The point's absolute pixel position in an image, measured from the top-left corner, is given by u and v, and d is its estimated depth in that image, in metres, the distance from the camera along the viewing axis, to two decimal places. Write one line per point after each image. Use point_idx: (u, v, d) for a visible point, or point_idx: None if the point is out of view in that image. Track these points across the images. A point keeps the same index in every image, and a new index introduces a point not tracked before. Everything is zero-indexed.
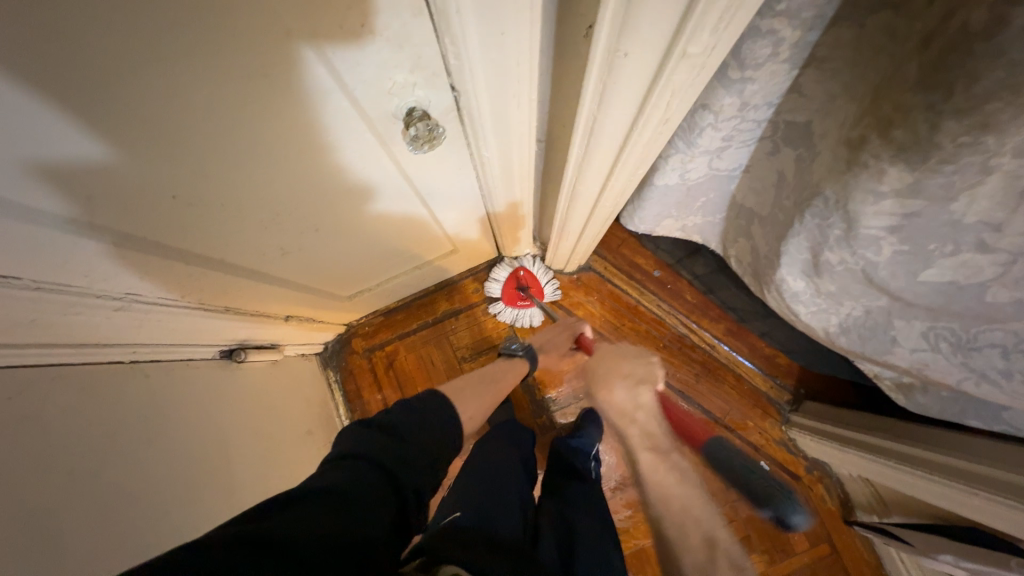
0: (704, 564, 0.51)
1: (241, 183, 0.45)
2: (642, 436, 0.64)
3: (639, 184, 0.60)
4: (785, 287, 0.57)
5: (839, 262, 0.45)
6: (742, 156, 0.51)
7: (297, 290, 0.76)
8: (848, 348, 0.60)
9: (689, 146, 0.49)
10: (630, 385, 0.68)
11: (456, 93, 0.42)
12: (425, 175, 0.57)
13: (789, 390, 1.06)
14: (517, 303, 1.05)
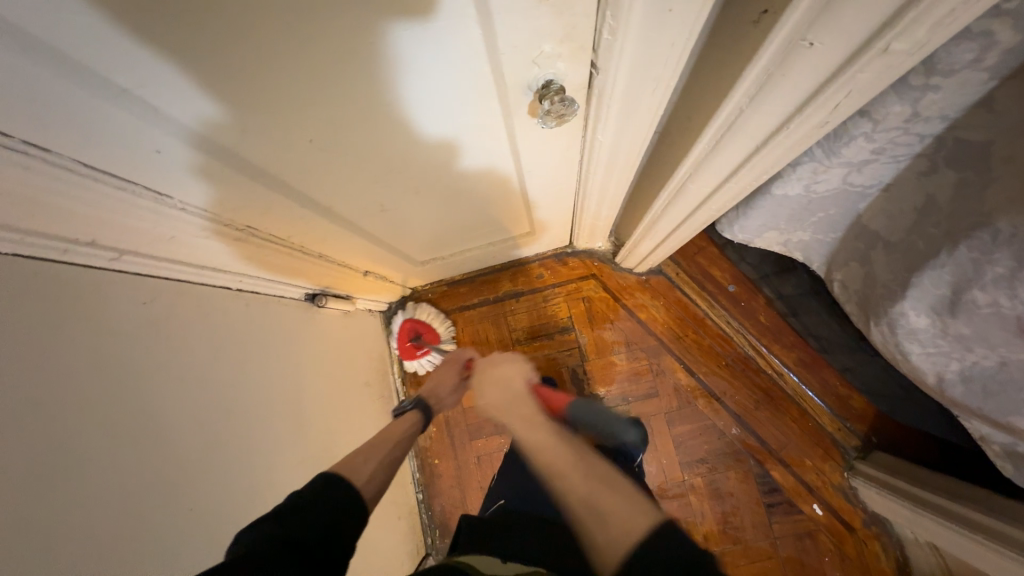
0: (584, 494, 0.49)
1: (368, 139, 0.47)
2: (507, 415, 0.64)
3: (754, 191, 0.56)
4: (903, 323, 0.52)
5: (988, 305, 0.40)
6: (887, 174, 0.46)
7: (379, 247, 0.79)
8: (963, 400, 0.55)
9: (828, 156, 0.46)
10: (496, 380, 0.71)
11: (592, 70, 0.41)
12: (535, 152, 0.56)
13: (859, 436, 0.98)
14: (417, 355, 1.04)
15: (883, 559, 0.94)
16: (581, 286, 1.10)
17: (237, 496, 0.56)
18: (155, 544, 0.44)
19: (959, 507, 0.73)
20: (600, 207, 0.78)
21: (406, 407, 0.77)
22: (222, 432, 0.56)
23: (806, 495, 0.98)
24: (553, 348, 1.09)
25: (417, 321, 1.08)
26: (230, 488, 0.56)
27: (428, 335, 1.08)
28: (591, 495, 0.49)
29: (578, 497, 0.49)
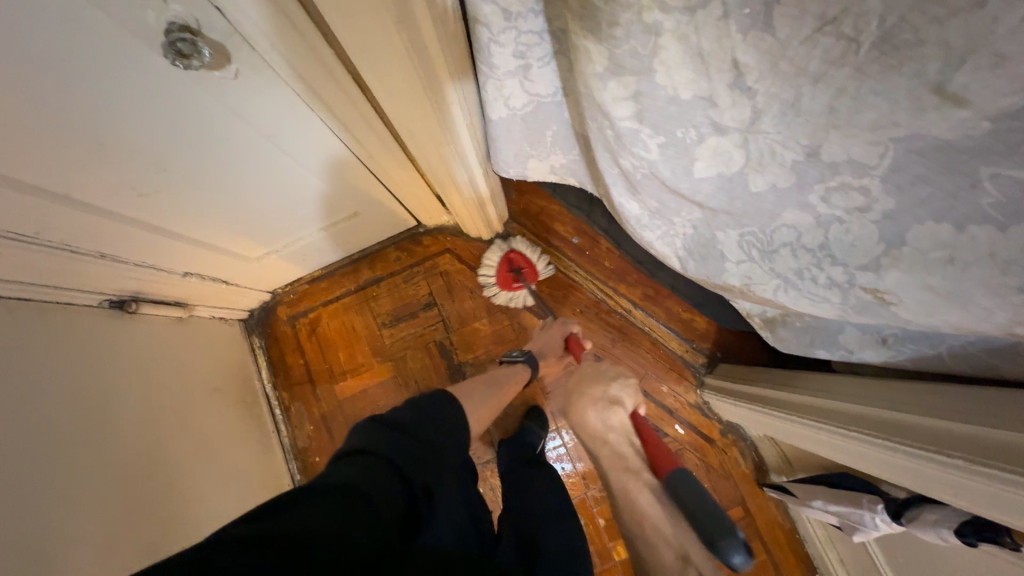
0: None
1: (46, 94, 0.46)
2: (614, 456, 0.65)
3: (478, 120, 0.61)
4: (626, 214, 0.59)
5: (634, 169, 0.48)
6: (552, 76, 0.52)
7: (189, 243, 0.79)
8: (697, 273, 0.63)
9: (491, 69, 0.50)
10: (600, 406, 0.70)
11: (224, 14, 0.46)
12: (257, 102, 0.58)
13: (705, 353, 1.05)
14: (512, 286, 1.07)
15: (743, 463, 1.01)
16: (437, 261, 1.13)
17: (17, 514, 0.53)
18: None
19: (766, 391, 0.79)
20: (401, 169, 0.81)
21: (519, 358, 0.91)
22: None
23: (669, 418, 1.04)
24: (420, 325, 1.11)
25: (517, 255, 1.07)
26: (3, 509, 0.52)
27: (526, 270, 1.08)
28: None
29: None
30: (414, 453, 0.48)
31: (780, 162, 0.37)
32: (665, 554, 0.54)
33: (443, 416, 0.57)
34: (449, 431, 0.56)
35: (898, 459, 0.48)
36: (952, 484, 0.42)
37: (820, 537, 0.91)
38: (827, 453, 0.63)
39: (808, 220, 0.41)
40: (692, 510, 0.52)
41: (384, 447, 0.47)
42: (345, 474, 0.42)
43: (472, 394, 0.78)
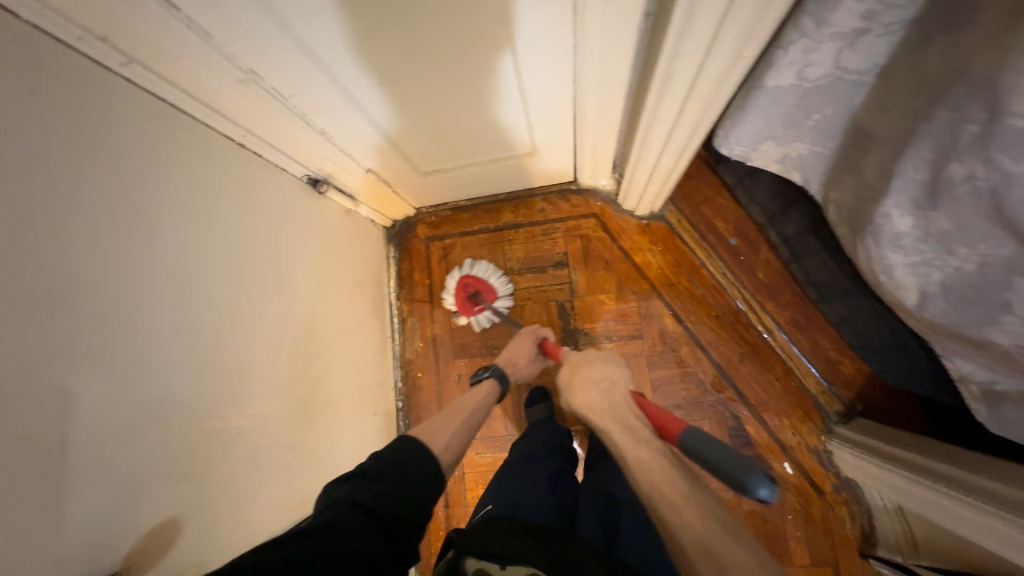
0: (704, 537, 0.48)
1: None
2: (623, 431, 0.62)
3: (747, 85, 0.56)
4: (886, 229, 0.52)
5: (964, 182, 0.41)
6: (879, 50, 0.46)
7: (385, 141, 0.82)
8: (939, 318, 0.54)
9: (818, 26, 0.45)
10: (599, 384, 0.69)
11: None
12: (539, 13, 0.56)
13: (842, 401, 0.95)
14: (472, 311, 1.06)
15: (848, 526, 0.93)
16: (580, 222, 1.10)
17: (214, 351, 0.59)
18: (123, 335, 0.48)
19: (943, 468, 0.68)
20: (602, 125, 0.78)
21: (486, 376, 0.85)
22: (192, 282, 0.56)
23: (779, 453, 0.97)
24: (546, 281, 1.10)
25: (473, 278, 1.08)
26: (205, 334, 0.58)
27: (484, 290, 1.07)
28: (705, 537, 0.48)
29: (695, 540, 0.48)
30: (383, 494, 0.53)
31: None
32: (690, 516, 0.50)
33: (415, 454, 0.60)
34: (422, 471, 0.59)
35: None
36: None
37: None
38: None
39: None
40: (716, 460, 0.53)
41: (357, 493, 0.52)
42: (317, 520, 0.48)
43: (441, 424, 0.70)
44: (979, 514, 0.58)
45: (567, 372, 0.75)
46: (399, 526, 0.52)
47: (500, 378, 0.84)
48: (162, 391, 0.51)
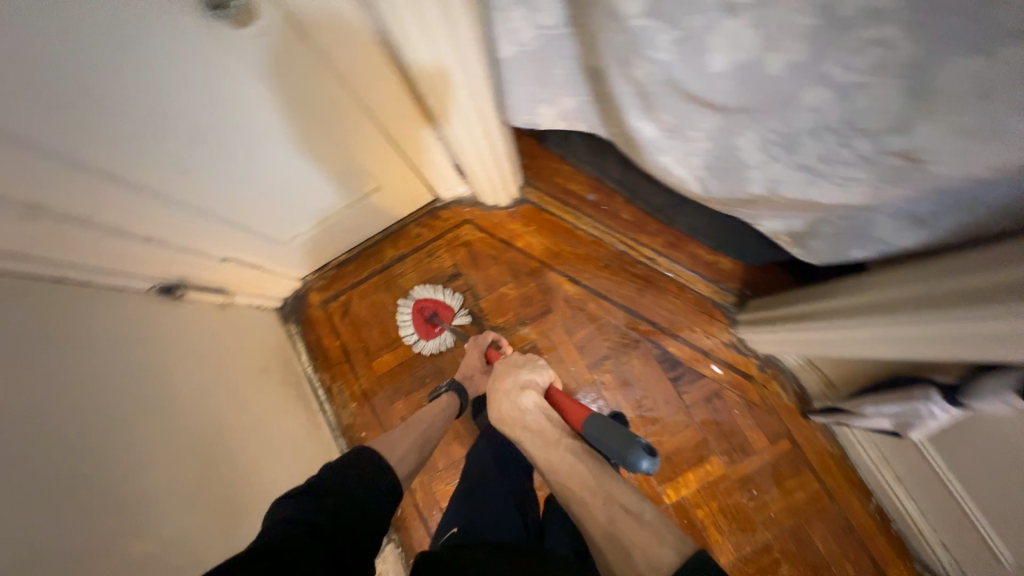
0: (607, 525, 0.61)
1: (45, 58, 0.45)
2: (535, 437, 0.74)
3: (490, 63, 0.63)
4: (642, 138, 0.60)
5: (648, 77, 0.49)
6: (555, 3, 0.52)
7: (229, 227, 0.84)
8: (720, 193, 0.63)
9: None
10: (512, 394, 0.80)
11: None
12: (284, 65, 0.60)
13: (734, 293, 1.05)
14: (433, 333, 1.09)
15: (785, 395, 1.01)
16: (457, 232, 1.15)
17: (97, 486, 0.55)
18: None
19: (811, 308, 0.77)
20: (419, 141, 0.84)
21: (444, 391, 0.94)
22: (55, 420, 0.54)
23: (706, 359, 1.05)
24: (447, 296, 1.14)
25: (427, 301, 1.11)
26: (73, 472, 0.54)
27: (443, 309, 1.10)
28: (613, 526, 0.60)
29: (603, 529, 0.61)
30: (332, 511, 0.57)
31: (795, 31, 0.37)
32: (595, 508, 0.63)
33: (359, 476, 0.65)
34: (363, 489, 0.63)
35: (986, 326, 0.45)
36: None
37: (873, 459, 0.91)
38: (878, 347, 0.62)
39: (829, 95, 0.41)
40: (604, 441, 0.68)
41: (297, 511, 0.55)
42: (269, 539, 0.50)
43: (402, 437, 0.81)
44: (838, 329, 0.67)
45: (495, 382, 0.85)
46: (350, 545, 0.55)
47: (458, 393, 0.93)
48: (31, 540, 0.47)
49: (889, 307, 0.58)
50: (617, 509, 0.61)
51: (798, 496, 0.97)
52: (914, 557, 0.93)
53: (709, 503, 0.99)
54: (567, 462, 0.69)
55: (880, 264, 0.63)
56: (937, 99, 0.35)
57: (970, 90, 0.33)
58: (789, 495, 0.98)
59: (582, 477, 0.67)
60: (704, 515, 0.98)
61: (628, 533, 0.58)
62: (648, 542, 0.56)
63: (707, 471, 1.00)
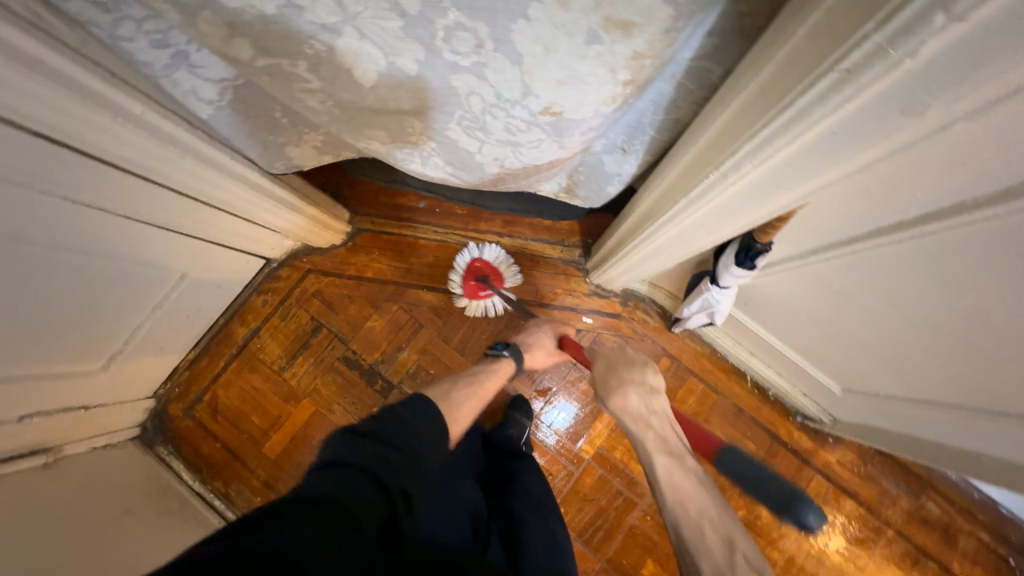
0: (721, 562, 0.55)
1: None
2: (655, 440, 0.66)
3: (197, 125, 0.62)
4: (375, 152, 0.60)
5: (323, 104, 0.49)
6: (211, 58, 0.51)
7: (22, 383, 0.74)
8: (475, 182, 0.65)
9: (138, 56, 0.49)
10: (642, 390, 0.71)
11: None
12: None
13: (579, 245, 1.11)
14: (479, 295, 1.06)
15: (651, 318, 1.09)
16: (303, 285, 1.12)
17: None
18: None
19: (615, 240, 0.80)
20: (200, 218, 0.79)
21: (503, 353, 0.90)
22: None
23: (577, 314, 1.10)
24: (315, 351, 1.10)
25: (482, 261, 1.07)
26: None
27: (493, 276, 1.07)
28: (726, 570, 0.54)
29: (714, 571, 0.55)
30: (394, 465, 0.49)
31: (396, 34, 0.39)
32: (711, 538, 0.57)
33: (421, 426, 0.57)
34: (423, 442, 0.55)
35: (699, 213, 0.46)
36: (708, 215, 0.46)
37: (730, 345, 1.02)
38: (659, 264, 0.68)
39: (471, 78, 0.44)
40: (756, 481, 0.58)
41: (360, 457, 0.48)
42: (323, 489, 0.43)
43: (458, 399, 0.76)
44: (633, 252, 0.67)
45: (617, 362, 0.76)
46: (407, 508, 0.47)
47: (515, 359, 0.90)
48: None
49: (650, 216, 0.57)
50: (739, 559, 0.55)
51: (690, 403, 1.06)
52: (795, 412, 1.05)
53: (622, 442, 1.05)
54: (685, 478, 0.62)
55: (628, 194, 0.71)
56: (531, 62, 0.39)
57: (539, 47, 0.37)
58: (683, 405, 1.06)
59: (699, 503, 0.60)
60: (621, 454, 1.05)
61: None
62: None
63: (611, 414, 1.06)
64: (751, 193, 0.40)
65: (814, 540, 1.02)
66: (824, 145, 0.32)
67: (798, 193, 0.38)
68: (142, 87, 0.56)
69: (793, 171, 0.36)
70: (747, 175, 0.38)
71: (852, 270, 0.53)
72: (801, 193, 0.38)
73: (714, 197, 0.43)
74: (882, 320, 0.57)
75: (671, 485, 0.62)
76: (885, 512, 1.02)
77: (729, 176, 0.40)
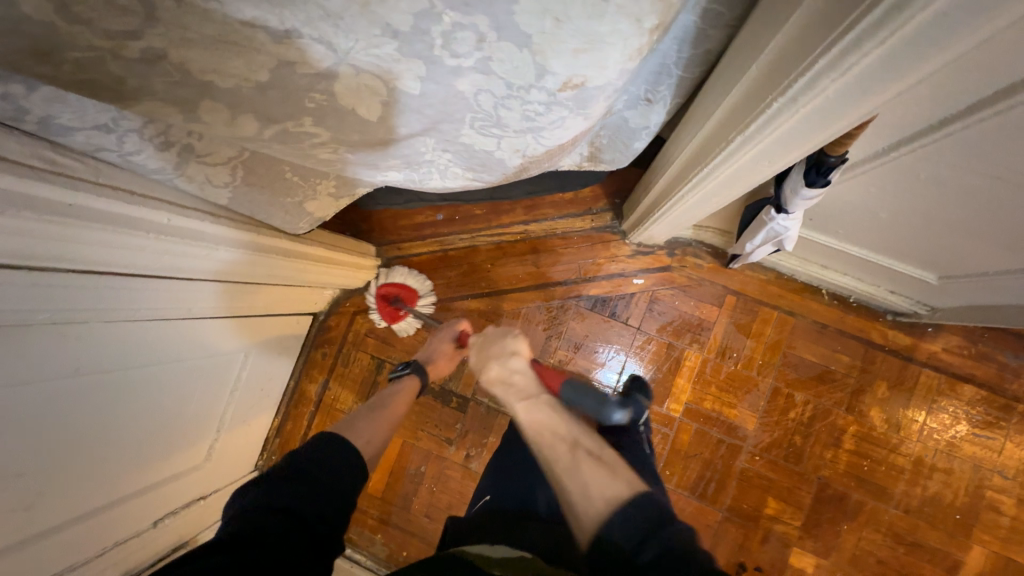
0: (570, 466, 0.57)
1: None
2: (513, 391, 0.67)
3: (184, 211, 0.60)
4: (398, 182, 0.59)
5: (335, 154, 0.48)
6: (210, 144, 0.51)
7: (147, 492, 0.79)
8: (500, 180, 0.62)
9: (144, 164, 0.50)
10: (501, 357, 0.71)
11: None
12: (33, 363, 0.52)
13: (608, 209, 1.06)
14: (398, 317, 1.08)
15: (704, 260, 1.04)
16: (355, 328, 1.14)
17: None
18: None
19: (655, 193, 0.75)
20: (246, 297, 0.80)
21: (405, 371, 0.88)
22: None
23: (626, 278, 1.06)
24: (384, 387, 1.12)
25: (392, 284, 1.09)
26: None
27: (405, 294, 1.09)
28: (590, 497, 0.53)
29: (589, 512, 0.52)
30: (303, 495, 0.57)
31: (393, 58, 0.36)
32: (559, 449, 0.60)
33: (331, 457, 0.64)
34: (333, 473, 0.62)
35: (761, 146, 0.42)
36: (776, 144, 0.41)
37: (797, 263, 0.96)
38: (712, 206, 0.63)
39: (479, 77, 0.41)
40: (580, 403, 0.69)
41: (267, 497, 0.56)
42: (231, 529, 0.51)
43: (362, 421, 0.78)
44: (684, 201, 0.63)
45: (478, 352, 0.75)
46: (319, 530, 0.56)
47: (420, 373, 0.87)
48: None
49: (699, 158, 0.52)
50: (581, 454, 0.58)
51: (768, 333, 1.02)
52: (884, 311, 0.99)
53: (710, 391, 1.02)
54: (544, 411, 0.64)
55: (659, 144, 0.66)
56: (542, 41, 0.35)
57: (548, 20, 0.33)
58: (762, 337, 1.02)
59: (552, 426, 0.62)
60: (712, 404, 1.02)
61: (588, 476, 0.55)
62: (611, 487, 0.53)
63: (690, 367, 1.03)
64: (828, 109, 0.35)
65: (938, 435, 0.96)
66: (921, 39, 0.26)
67: (890, 94, 0.32)
68: (158, 197, 0.57)
69: (880, 78, 0.30)
70: (821, 94, 0.33)
71: (962, 155, 0.45)
72: (889, 96, 0.32)
73: (778, 126, 0.38)
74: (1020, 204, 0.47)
75: (530, 421, 0.64)
76: (1010, 388, 0.95)
77: (800, 100, 0.35)
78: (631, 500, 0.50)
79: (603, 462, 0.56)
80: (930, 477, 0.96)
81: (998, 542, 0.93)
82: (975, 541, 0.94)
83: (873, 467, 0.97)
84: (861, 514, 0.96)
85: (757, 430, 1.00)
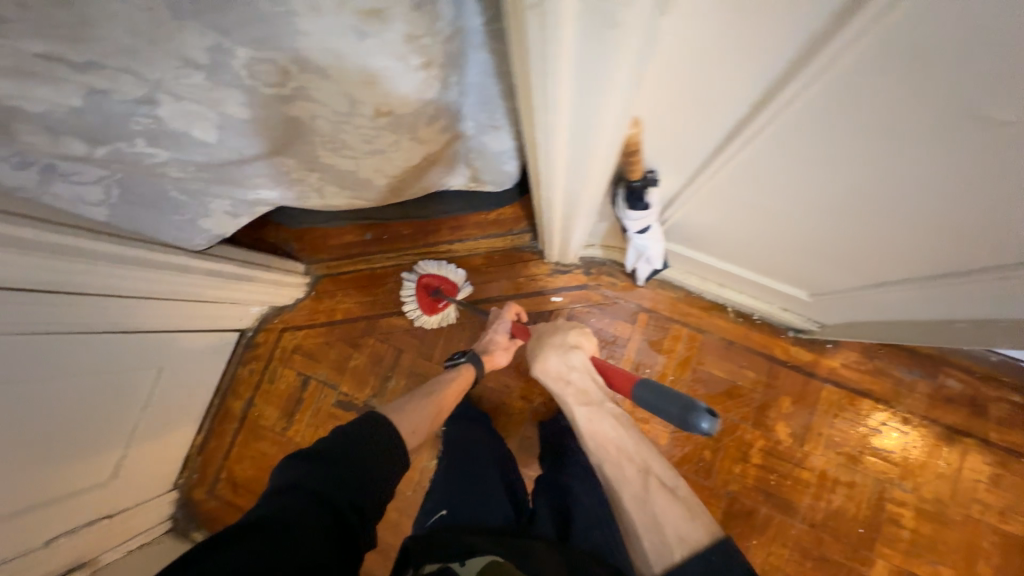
0: (639, 490, 0.68)
1: None
2: (577, 394, 0.75)
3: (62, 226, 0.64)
4: (271, 200, 0.62)
5: (185, 170, 0.51)
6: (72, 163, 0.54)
7: (46, 505, 0.79)
8: (373, 200, 0.66)
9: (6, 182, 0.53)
10: (560, 351, 0.77)
11: None
12: None
13: (528, 229, 1.11)
14: (438, 307, 1.08)
15: (619, 278, 1.08)
16: (281, 345, 1.15)
17: None
18: None
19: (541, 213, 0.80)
20: (152, 313, 0.82)
21: (461, 360, 0.91)
22: None
23: (545, 296, 1.10)
24: (309, 403, 1.12)
25: (431, 276, 1.09)
26: None
27: (445, 285, 1.09)
28: (658, 523, 0.63)
29: (654, 542, 0.62)
30: (339, 482, 0.56)
31: (205, 86, 0.40)
32: (628, 471, 0.70)
33: (366, 443, 0.63)
34: (367, 460, 0.61)
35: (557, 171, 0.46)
36: (569, 169, 0.45)
37: (699, 282, 1.00)
38: (579, 221, 0.67)
39: (304, 103, 0.44)
40: (661, 407, 0.61)
41: (302, 481, 0.54)
42: (261, 513, 0.49)
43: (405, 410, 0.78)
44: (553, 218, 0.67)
45: (536, 342, 0.81)
46: (355, 516, 0.55)
47: (475, 362, 0.89)
48: None
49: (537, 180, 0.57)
50: (652, 482, 0.68)
51: (679, 349, 1.05)
52: (786, 328, 1.03)
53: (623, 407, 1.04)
54: (608, 424, 0.72)
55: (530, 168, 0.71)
56: (338, 71, 0.40)
57: (333, 57, 0.38)
58: (673, 353, 1.05)
59: (617, 442, 0.72)
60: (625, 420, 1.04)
61: (663, 509, 0.65)
62: (681, 523, 0.62)
63: None
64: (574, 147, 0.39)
65: (841, 449, 0.99)
66: (581, 90, 0.31)
67: (606, 136, 0.36)
68: (28, 217, 0.61)
69: (582, 125, 0.35)
70: (557, 136, 0.38)
71: (753, 179, 0.49)
72: (609, 136, 0.37)
73: (554, 158, 0.43)
74: (900, 214, 0.44)
75: (596, 432, 0.73)
76: (905, 403, 0.99)
77: (547, 139, 0.39)
78: (711, 545, 0.59)
79: (679, 498, 0.65)
80: (833, 491, 0.98)
81: (899, 555, 0.95)
82: (878, 555, 0.95)
83: (780, 482, 0.99)
84: (769, 529, 0.98)
85: (669, 445, 1.02)
